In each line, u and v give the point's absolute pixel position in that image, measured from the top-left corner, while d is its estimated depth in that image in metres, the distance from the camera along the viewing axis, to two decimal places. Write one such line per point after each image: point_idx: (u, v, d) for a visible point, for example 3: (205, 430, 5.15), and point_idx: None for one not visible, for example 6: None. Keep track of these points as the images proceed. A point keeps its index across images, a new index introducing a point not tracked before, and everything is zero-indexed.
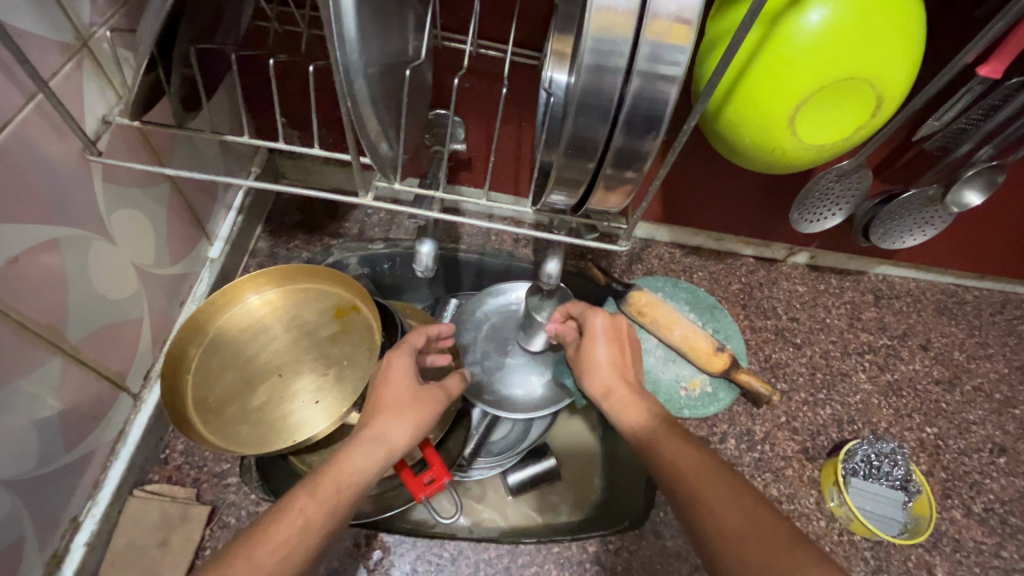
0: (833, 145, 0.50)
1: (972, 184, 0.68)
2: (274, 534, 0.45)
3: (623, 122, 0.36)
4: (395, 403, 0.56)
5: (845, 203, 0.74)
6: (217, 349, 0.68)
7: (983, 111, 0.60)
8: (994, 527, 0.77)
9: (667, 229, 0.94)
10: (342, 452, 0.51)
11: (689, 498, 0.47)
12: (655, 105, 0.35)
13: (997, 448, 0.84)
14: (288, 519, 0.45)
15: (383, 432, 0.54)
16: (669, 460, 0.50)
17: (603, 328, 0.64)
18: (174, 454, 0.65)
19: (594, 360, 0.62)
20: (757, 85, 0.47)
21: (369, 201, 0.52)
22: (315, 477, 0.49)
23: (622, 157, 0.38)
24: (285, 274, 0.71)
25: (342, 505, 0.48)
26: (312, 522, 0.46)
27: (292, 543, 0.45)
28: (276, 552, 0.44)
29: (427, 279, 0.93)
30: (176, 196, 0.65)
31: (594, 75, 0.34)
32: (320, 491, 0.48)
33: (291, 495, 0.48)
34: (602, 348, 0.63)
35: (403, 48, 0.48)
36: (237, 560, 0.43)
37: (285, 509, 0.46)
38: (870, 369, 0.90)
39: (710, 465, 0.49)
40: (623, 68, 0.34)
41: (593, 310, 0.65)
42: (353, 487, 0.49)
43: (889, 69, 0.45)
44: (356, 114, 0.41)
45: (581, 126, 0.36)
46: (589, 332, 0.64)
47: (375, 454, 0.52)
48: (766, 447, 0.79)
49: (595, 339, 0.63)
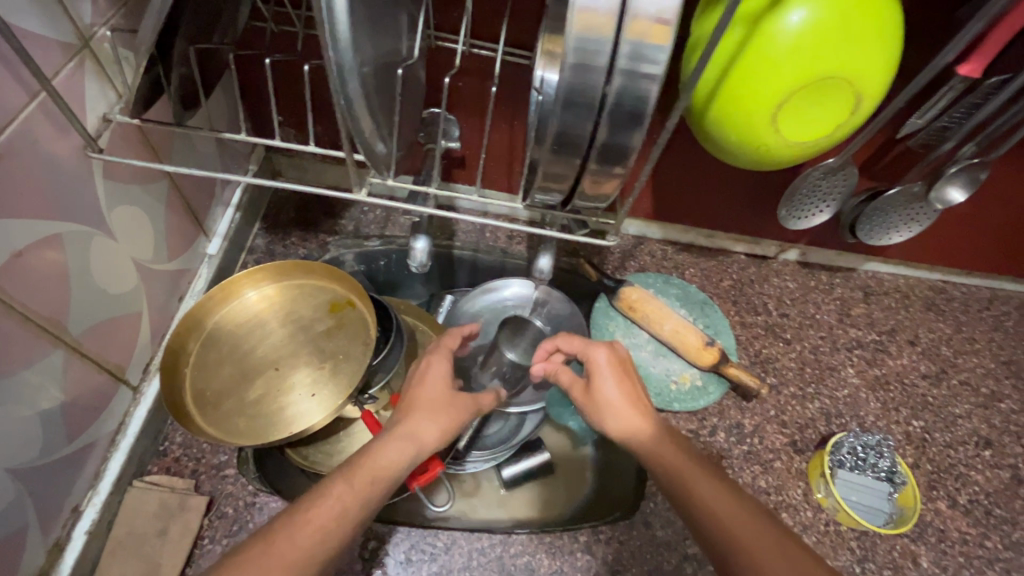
0: (815, 141, 0.51)
1: (954, 182, 0.69)
2: (311, 517, 0.46)
3: (606, 119, 0.37)
4: (427, 404, 0.58)
5: (831, 201, 0.76)
6: (214, 344, 0.69)
7: (964, 110, 0.61)
8: (979, 518, 0.79)
9: (658, 226, 0.95)
10: (375, 447, 0.53)
11: (727, 542, 0.47)
12: (636, 102, 0.36)
13: (982, 441, 0.86)
14: (325, 504, 0.47)
15: (415, 430, 0.55)
16: (703, 501, 0.50)
17: (607, 363, 0.62)
18: (173, 446, 0.67)
19: (606, 399, 0.60)
20: (739, 83, 0.48)
21: (363, 197, 0.53)
22: (352, 465, 0.50)
23: (605, 153, 0.39)
24: (281, 270, 0.73)
25: (374, 495, 0.49)
26: (348, 508, 0.47)
27: (328, 529, 0.46)
28: (314, 536, 0.45)
29: (422, 275, 0.94)
30: (174, 192, 0.66)
31: (578, 73, 0.35)
32: (357, 479, 0.49)
33: (329, 481, 0.49)
34: (609, 387, 0.61)
35: (397, 48, 0.49)
36: (277, 541, 0.44)
37: (323, 492, 0.48)
38: (858, 364, 0.91)
39: (746, 508, 0.49)
40: (605, 66, 0.35)
41: (596, 344, 0.63)
42: (387, 477, 0.51)
43: (868, 69, 0.47)
44: (349, 112, 0.42)
45: (566, 122, 0.38)
46: (594, 370, 0.62)
47: (406, 451, 0.53)
48: (755, 441, 0.80)
49: (600, 377, 0.61)
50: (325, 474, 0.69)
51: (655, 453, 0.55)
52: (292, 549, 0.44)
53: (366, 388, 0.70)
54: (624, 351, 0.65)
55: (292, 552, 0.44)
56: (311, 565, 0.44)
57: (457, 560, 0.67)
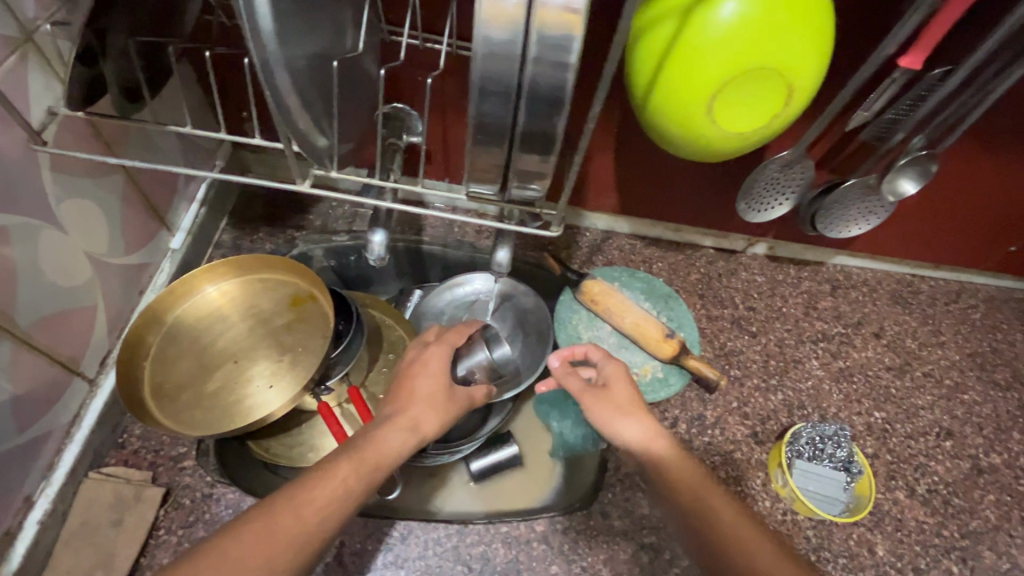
0: (752, 132, 0.52)
1: (906, 173, 0.70)
2: (319, 490, 0.49)
3: (525, 108, 0.38)
4: (426, 395, 0.60)
5: (791, 193, 0.77)
6: (174, 338, 0.70)
7: (910, 102, 0.62)
8: (937, 508, 0.79)
9: (626, 220, 0.96)
10: (379, 434, 0.56)
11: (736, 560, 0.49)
12: (553, 90, 0.37)
13: (943, 432, 0.87)
14: (333, 479, 0.50)
15: (415, 421, 0.58)
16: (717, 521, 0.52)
17: (622, 374, 0.66)
18: (131, 439, 0.67)
19: (619, 402, 0.63)
20: (674, 74, 0.49)
21: (307, 189, 0.54)
22: (362, 446, 0.54)
23: (529, 141, 0.40)
24: (243, 264, 0.73)
25: (374, 478, 0.52)
26: (354, 485, 0.51)
27: (333, 504, 0.49)
28: (322, 509, 0.48)
29: (391, 270, 0.94)
30: (130, 186, 0.66)
31: (490, 63, 0.36)
32: (362, 461, 0.52)
33: (338, 458, 0.52)
34: (621, 392, 0.64)
35: (337, 41, 0.50)
36: (285, 509, 0.47)
37: (333, 469, 0.51)
38: (823, 356, 0.92)
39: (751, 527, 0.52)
40: (519, 55, 0.36)
41: (614, 359, 0.68)
42: (388, 462, 0.54)
43: (799, 61, 0.47)
44: (280, 104, 0.43)
45: (486, 112, 0.38)
46: (612, 376, 0.66)
47: (407, 440, 0.56)
48: (716, 432, 0.81)
49: (614, 382, 0.65)
50: (284, 466, 0.70)
51: (673, 468, 0.57)
52: (302, 518, 0.47)
53: (324, 380, 0.70)
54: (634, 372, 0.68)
55: (303, 521, 0.47)
56: (314, 535, 0.47)
57: (413, 550, 0.67)
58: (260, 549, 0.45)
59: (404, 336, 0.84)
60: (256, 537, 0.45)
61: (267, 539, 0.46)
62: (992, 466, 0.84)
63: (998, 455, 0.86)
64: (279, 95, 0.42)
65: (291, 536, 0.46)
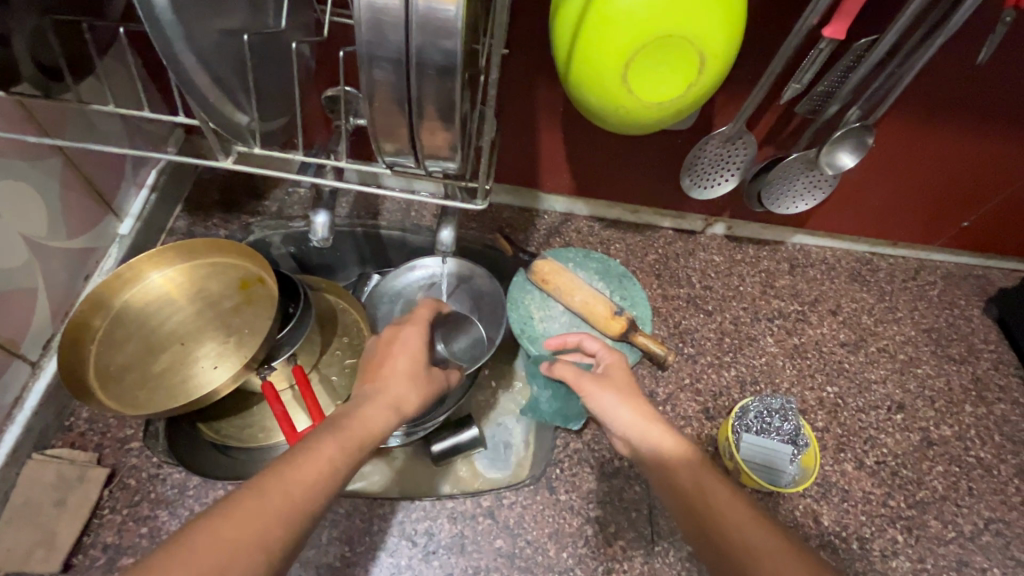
0: (670, 101, 0.52)
1: (843, 145, 0.70)
2: (302, 467, 0.47)
3: (415, 74, 0.38)
4: (400, 373, 0.62)
5: (736, 169, 0.77)
6: (121, 321, 0.70)
7: (842, 71, 0.62)
8: (885, 478, 0.80)
9: (583, 202, 0.96)
10: (361, 411, 0.56)
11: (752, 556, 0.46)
12: (441, 55, 0.37)
13: (895, 405, 0.88)
14: (321, 454, 0.49)
15: (393, 399, 0.60)
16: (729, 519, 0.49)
17: (622, 363, 0.69)
18: (78, 422, 0.68)
19: (625, 382, 0.66)
20: (588, 46, 0.49)
21: (230, 164, 0.54)
22: (342, 425, 0.53)
23: (426, 108, 0.41)
24: (190, 248, 0.73)
25: (358, 452, 0.53)
26: (339, 462, 0.50)
27: (324, 478, 0.48)
28: (312, 486, 0.47)
29: (350, 255, 0.95)
30: (70, 170, 0.67)
31: (374, 30, 0.36)
32: (348, 436, 0.52)
33: (321, 435, 0.51)
34: (619, 374, 0.67)
35: (253, 17, 0.50)
36: (268, 488, 0.44)
37: (318, 445, 0.50)
38: (778, 334, 0.93)
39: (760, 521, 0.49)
40: (402, 18, 0.36)
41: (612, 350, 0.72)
42: (370, 438, 0.55)
43: (710, 29, 0.47)
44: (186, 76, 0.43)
45: (379, 79, 0.39)
46: (611, 362, 0.69)
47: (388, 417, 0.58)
48: (668, 408, 0.82)
49: (613, 367, 0.68)
50: (233, 447, 0.70)
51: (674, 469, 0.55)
52: (293, 496, 0.45)
53: (269, 360, 0.71)
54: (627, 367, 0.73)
55: (289, 500, 0.45)
56: (304, 513, 0.45)
57: (359, 526, 0.68)
58: (249, 534, 0.41)
59: (358, 320, 0.85)
60: (238, 523, 0.41)
61: (258, 524, 0.42)
62: (942, 438, 0.86)
63: (949, 427, 0.87)
64: (182, 68, 0.43)
65: (283, 515, 0.44)
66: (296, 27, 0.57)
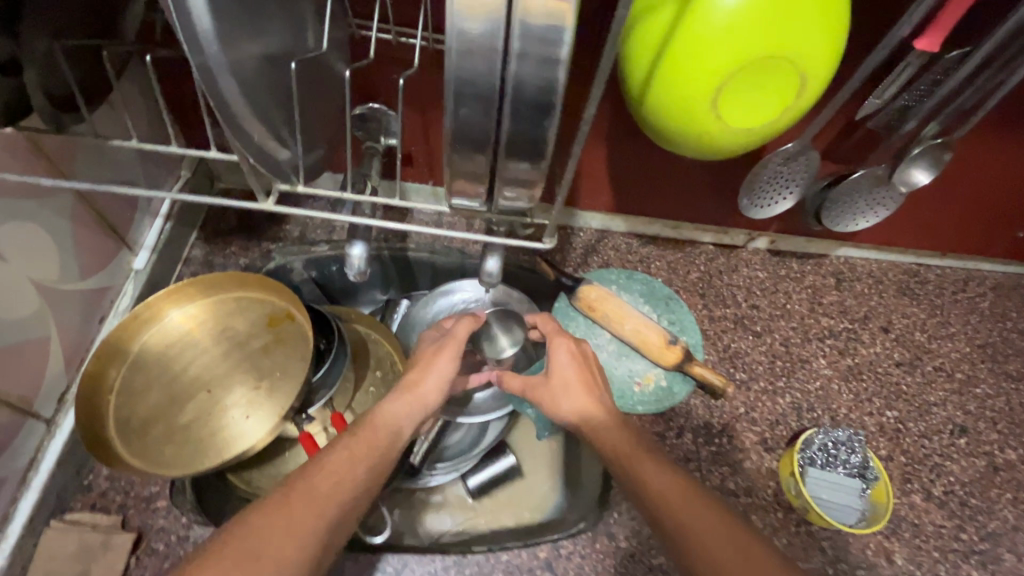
0: (762, 126, 0.47)
1: (919, 162, 0.66)
2: (322, 466, 0.49)
3: (509, 112, 0.33)
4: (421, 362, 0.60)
5: (795, 187, 0.72)
6: (140, 367, 0.64)
7: (924, 87, 0.58)
8: (954, 510, 0.76)
9: (622, 219, 0.91)
10: (379, 407, 0.55)
11: (672, 522, 0.51)
12: (543, 91, 0.32)
13: (957, 429, 0.84)
14: (339, 454, 0.50)
15: (413, 386, 0.57)
16: (649, 485, 0.54)
17: (569, 355, 0.65)
18: (98, 480, 0.63)
19: (564, 382, 0.64)
20: (677, 66, 0.43)
21: (270, 206, 0.49)
22: (359, 423, 0.54)
23: (514, 148, 0.35)
24: (213, 284, 0.67)
25: (381, 446, 0.53)
26: (360, 459, 0.51)
27: (348, 469, 0.50)
28: (331, 482, 0.48)
29: (375, 279, 0.88)
30: (83, 206, 0.61)
31: (466, 60, 0.31)
32: (364, 430, 0.53)
33: (338, 438, 0.53)
34: (567, 370, 0.64)
35: (294, 39, 0.45)
36: (289, 488, 0.47)
37: (337, 446, 0.51)
38: (830, 355, 0.88)
39: (689, 490, 0.54)
40: (501, 50, 0.30)
41: (560, 338, 0.67)
42: (391, 433, 0.54)
43: (815, 46, 0.42)
44: (228, 116, 0.38)
45: (463, 119, 0.34)
46: (554, 360, 0.65)
47: (405, 406, 0.56)
48: (724, 440, 0.77)
49: (558, 360, 0.65)
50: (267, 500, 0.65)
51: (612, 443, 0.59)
52: (314, 494, 0.47)
53: (305, 407, 0.66)
54: (588, 348, 0.68)
55: (314, 495, 0.47)
56: (327, 508, 0.47)
57: None
58: (274, 531, 0.44)
59: (391, 351, 0.79)
60: (268, 518, 0.44)
61: (284, 522, 0.44)
62: (1008, 463, 0.81)
63: (1014, 451, 0.83)
64: (224, 104, 0.37)
65: (307, 511, 0.46)
66: (334, 46, 0.51)
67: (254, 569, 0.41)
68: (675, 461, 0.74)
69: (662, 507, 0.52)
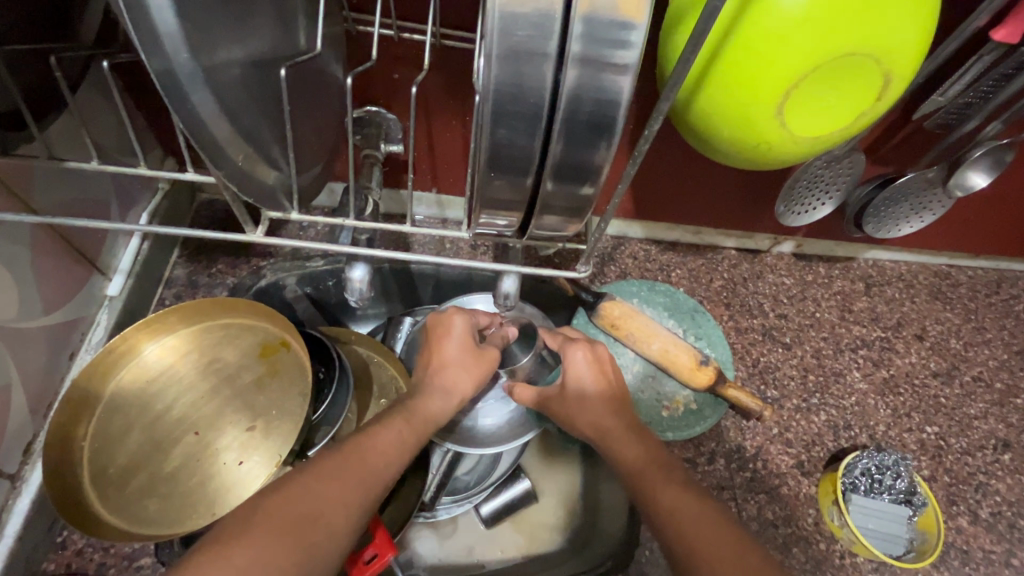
0: (830, 134, 0.41)
1: (978, 165, 0.62)
2: (368, 439, 0.49)
3: (561, 129, 0.30)
4: (451, 360, 0.60)
5: (835, 191, 0.66)
6: (116, 408, 0.57)
7: (993, 82, 0.52)
8: (1002, 533, 0.72)
9: (640, 225, 0.84)
10: (420, 398, 0.57)
11: (683, 547, 0.46)
12: (601, 100, 0.29)
13: (1000, 443, 0.78)
14: (387, 434, 0.51)
15: (451, 383, 0.59)
16: (665, 508, 0.49)
17: (585, 362, 0.62)
18: (72, 537, 0.59)
19: (580, 395, 0.61)
20: (739, 66, 0.37)
21: (260, 237, 0.44)
22: (408, 410, 0.55)
23: (564, 170, 0.33)
24: (197, 310, 0.60)
25: (423, 435, 0.54)
26: (406, 444, 0.52)
27: (395, 452, 0.50)
28: (385, 460, 0.49)
29: (376, 295, 0.79)
30: (41, 230, 0.56)
31: (514, 66, 0.28)
32: (413, 419, 0.54)
33: (389, 415, 0.54)
34: (586, 379, 0.61)
35: (283, 40, 0.38)
36: (336, 456, 0.47)
37: (387, 425, 0.52)
38: (864, 367, 0.82)
39: (713, 515, 0.48)
40: (555, 53, 0.28)
41: (573, 344, 0.63)
42: (433, 425, 0.56)
43: (901, 40, 0.36)
44: (205, 147, 0.32)
45: (504, 138, 0.31)
46: (569, 366, 0.62)
47: (448, 403, 0.58)
48: (759, 465, 0.72)
49: (576, 372, 0.61)
50: None
51: (622, 453, 0.56)
52: (367, 466, 0.47)
53: (306, 449, 0.59)
54: (605, 351, 0.64)
55: (367, 467, 0.47)
56: (375, 483, 0.47)
57: None
58: (327, 496, 0.43)
59: (396, 375, 0.70)
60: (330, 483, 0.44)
61: (341, 489, 0.44)
62: None
63: None
64: (198, 124, 0.30)
65: (358, 480, 0.46)
66: (330, 43, 0.44)
67: (312, 529, 0.41)
68: (707, 489, 0.69)
69: (674, 530, 0.48)
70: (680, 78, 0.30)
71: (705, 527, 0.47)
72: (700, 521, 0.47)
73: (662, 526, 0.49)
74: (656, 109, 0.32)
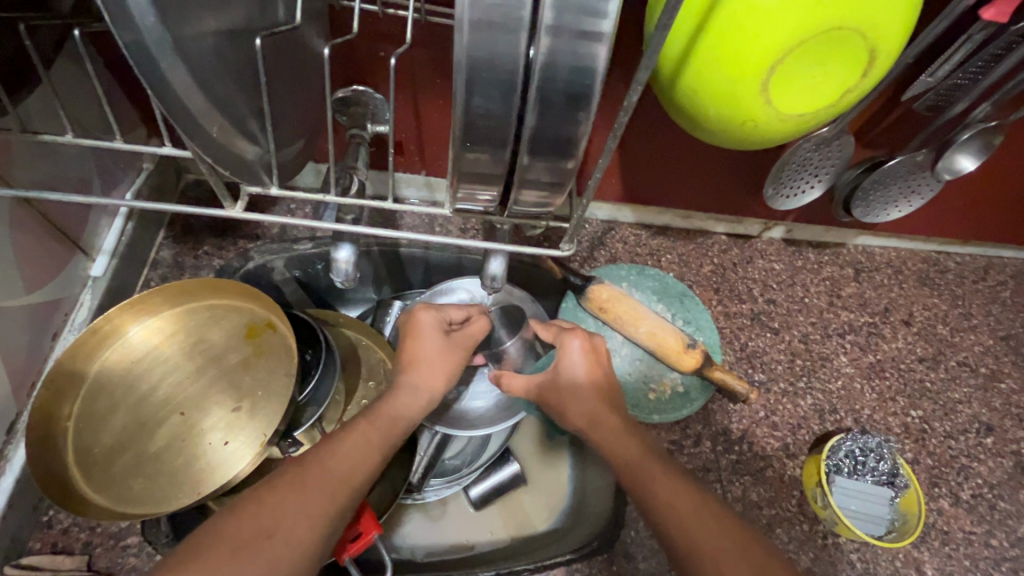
0: (816, 112, 0.41)
1: (966, 148, 0.62)
2: (344, 442, 0.50)
3: (536, 102, 0.30)
4: (431, 357, 0.60)
5: (822, 175, 0.66)
6: (101, 389, 0.57)
7: (984, 62, 0.52)
8: (983, 514, 0.73)
9: (630, 209, 0.84)
10: (389, 400, 0.56)
11: (683, 546, 0.47)
12: (577, 70, 0.29)
13: (984, 427, 0.79)
14: (355, 439, 0.51)
15: (423, 380, 0.59)
16: (665, 502, 0.50)
17: (581, 351, 0.61)
18: (58, 516, 0.59)
19: (573, 383, 0.61)
20: (724, 41, 0.37)
21: (239, 213, 0.43)
22: (372, 412, 0.54)
23: (541, 144, 0.32)
24: (183, 290, 0.59)
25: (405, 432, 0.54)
26: (375, 445, 0.51)
27: (362, 453, 0.50)
28: (349, 464, 0.49)
29: (365, 277, 0.79)
30: (20, 206, 0.56)
31: (484, 37, 0.28)
32: (378, 419, 0.54)
33: (353, 423, 0.53)
34: (578, 369, 0.61)
35: (260, 9, 0.37)
36: (311, 464, 0.47)
37: (357, 432, 0.52)
38: (851, 351, 0.82)
39: (712, 510, 0.49)
40: (528, 23, 0.28)
41: (570, 332, 0.62)
42: (400, 422, 0.56)
43: (886, 15, 0.36)
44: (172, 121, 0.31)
45: (479, 109, 0.31)
46: (565, 356, 0.62)
47: (415, 400, 0.57)
48: (745, 448, 0.73)
49: (569, 361, 0.61)
50: None
51: (614, 447, 0.56)
52: (330, 475, 0.47)
53: (291, 429, 0.59)
54: (603, 343, 0.63)
55: (330, 475, 0.47)
56: (343, 490, 0.47)
57: None
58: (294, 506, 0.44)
59: (384, 358, 0.70)
60: (287, 499, 0.45)
61: (298, 502, 0.45)
62: None
63: None
64: (167, 93, 0.30)
65: (322, 491, 0.46)
66: (310, 17, 0.43)
67: (266, 547, 0.42)
68: (693, 471, 0.70)
69: (675, 525, 0.48)
70: (657, 51, 0.30)
71: (705, 524, 0.48)
72: (700, 518, 0.48)
73: (660, 517, 0.49)
74: (635, 80, 0.31)
